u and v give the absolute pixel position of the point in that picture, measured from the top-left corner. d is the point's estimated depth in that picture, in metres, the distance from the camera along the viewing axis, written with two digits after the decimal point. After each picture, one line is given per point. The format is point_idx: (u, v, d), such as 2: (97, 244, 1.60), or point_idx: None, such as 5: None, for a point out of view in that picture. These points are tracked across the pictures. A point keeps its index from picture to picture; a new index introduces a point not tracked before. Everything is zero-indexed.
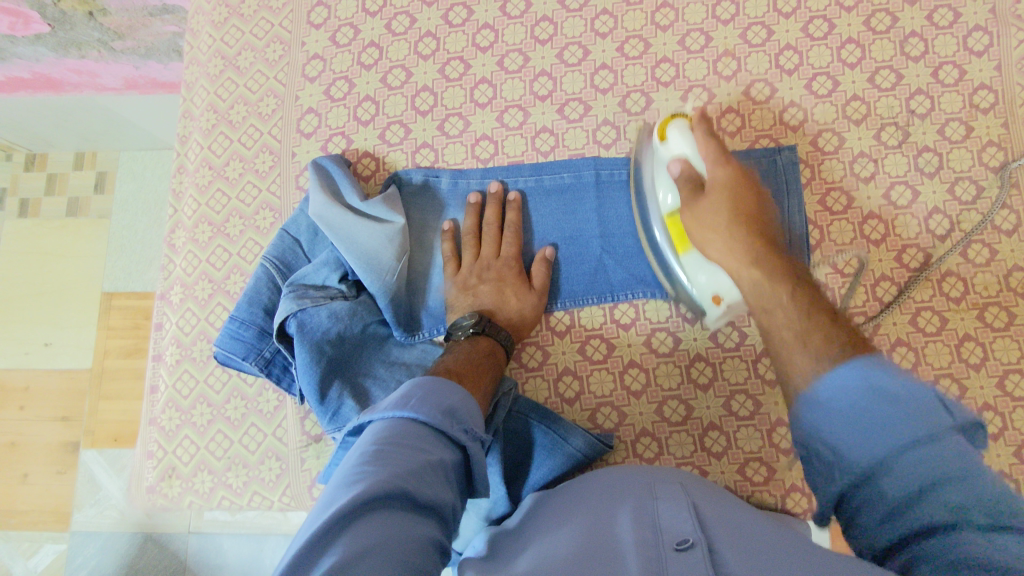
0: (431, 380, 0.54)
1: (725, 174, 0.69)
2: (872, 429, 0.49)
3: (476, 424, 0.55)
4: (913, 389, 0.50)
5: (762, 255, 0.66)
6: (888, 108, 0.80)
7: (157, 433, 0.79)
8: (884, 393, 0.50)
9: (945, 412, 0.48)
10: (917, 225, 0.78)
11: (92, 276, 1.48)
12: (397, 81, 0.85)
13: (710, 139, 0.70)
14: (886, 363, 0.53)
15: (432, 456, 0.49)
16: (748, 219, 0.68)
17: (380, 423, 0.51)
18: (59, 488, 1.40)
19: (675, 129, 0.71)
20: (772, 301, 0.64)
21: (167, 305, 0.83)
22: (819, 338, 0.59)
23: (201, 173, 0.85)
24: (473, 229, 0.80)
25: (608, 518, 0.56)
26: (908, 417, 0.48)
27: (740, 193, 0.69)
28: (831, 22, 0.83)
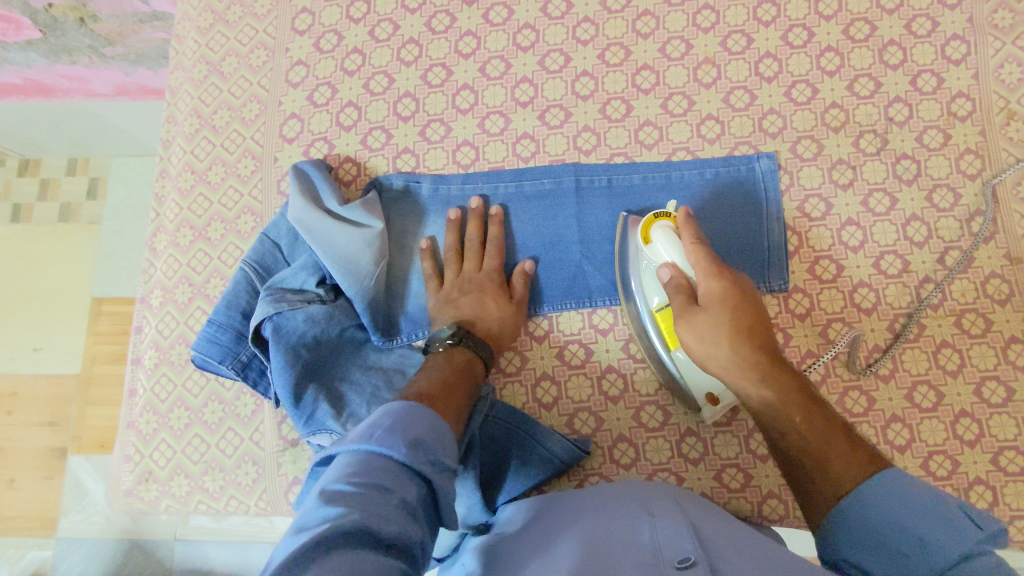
0: (401, 407, 0.49)
1: (720, 286, 0.63)
2: (908, 554, 0.49)
3: (447, 452, 0.50)
4: (936, 502, 0.50)
5: (770, 373, 0.60)
6: (866, 116, 0.81)
7: (135, 437, 0.79)
8: (909, 510, 0.50)
9: (973, 525, 0.48)
10: (894, 232, 0.78)
11: (82, 282, 1.48)
12: (379, 87, 0.85)
13: (698, 245, 0.66)
14: (906, 476, 0.53)
15: (393, 496, 0.44)
16: (749, 330, 0.61)
17: (345, 457, 0.46)
18: (46, 495, 1.40)
19: (660, 233, 0.69)
20: (787, 423, 0.59)
21: (148, 309, 0.83)
22: (838, 461, 0.56)
23: (183, 177, 0.86)
24: (454, 245, 0.79)
25: (605, 542, 0.54)
26: (937, 532, 0.48)
27: (740, 302, 0.62)
28: (811, 30, 0.83)
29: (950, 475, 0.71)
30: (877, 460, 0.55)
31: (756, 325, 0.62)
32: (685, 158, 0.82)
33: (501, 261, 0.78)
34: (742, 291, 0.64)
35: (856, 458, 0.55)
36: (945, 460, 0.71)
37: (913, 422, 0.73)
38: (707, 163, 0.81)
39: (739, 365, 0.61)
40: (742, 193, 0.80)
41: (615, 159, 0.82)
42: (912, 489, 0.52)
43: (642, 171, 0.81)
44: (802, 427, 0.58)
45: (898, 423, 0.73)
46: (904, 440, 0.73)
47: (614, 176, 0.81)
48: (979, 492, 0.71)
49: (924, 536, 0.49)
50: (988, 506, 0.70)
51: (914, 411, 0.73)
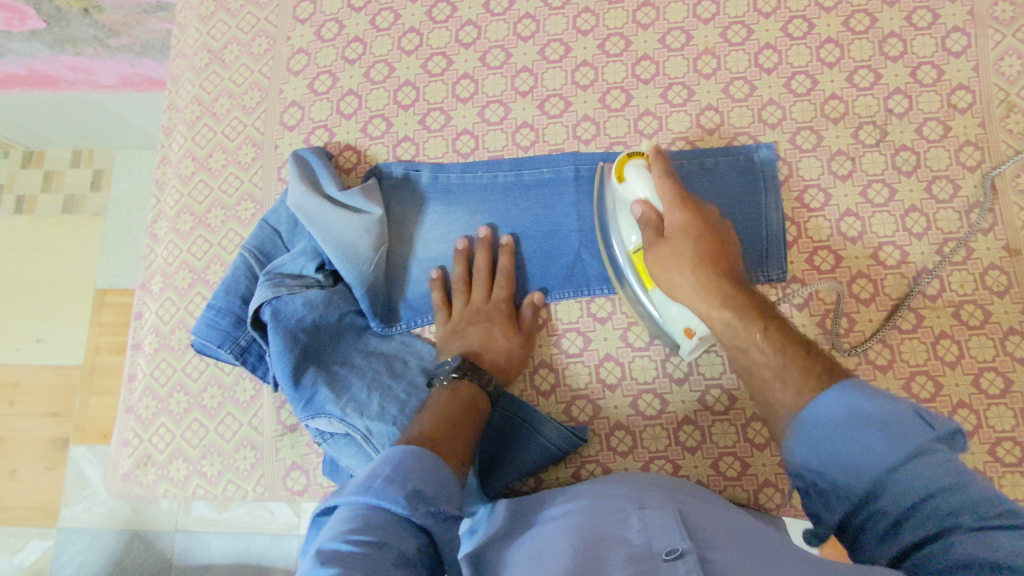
0: (397, 455, 0.51)
1: (684, 216, 0.67)
2: (861, 457, 0.49)
3: (448, 499, 0.51)
4: (891, 408, 0.50)
5: (729, 294, 0.63)
6: (866, 108, 0.81)
7: (134, 422, 0.79)
8: (863, 417, 0.50)
9: (923, 424, 0.49)
10: (893, 223, 0.78)
11: (85, 273, 1.49)
12: (379, 76, 0.86)
13: (667, 178, 0.69)
14: (864, 383, 0.52)
15: (392, 550, 0.45)
16: (709, 258, 0.65)
17: (346, 512, 0.47)
18: (47, 485, 1.40)
19: (633, 170, 0.71)
20: (747, 340, 0.61)
21: (148, 295, 0.84)
22: (797, 371, 0.57)
23: (184, 164, 0.86)
24: (463, 275, 0.79)
25: (597, 534, 0.55)
26: (894, 438, 0.48)
27: (703, 233, 0.66)
28: (811, 22, 0.83)
29: None
30: (834, 368, 0.56)
31: (718, 252, 0.65)
32: (684, 148, 0.82)
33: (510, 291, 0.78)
34: (708, 222, 0.67)
35: (813, 368, 0.56)
36: None
37: None
38: (706, 152, 0.81)
39: (703, 288, 0.64)
40: (741, 183, 0.80)
41: (614, 148, 0.82)
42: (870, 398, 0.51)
43: None
44: (762, 343, 0.60)
45: None
46: None
47: None
48: None
49: (880, 443, 0.49)
50: None
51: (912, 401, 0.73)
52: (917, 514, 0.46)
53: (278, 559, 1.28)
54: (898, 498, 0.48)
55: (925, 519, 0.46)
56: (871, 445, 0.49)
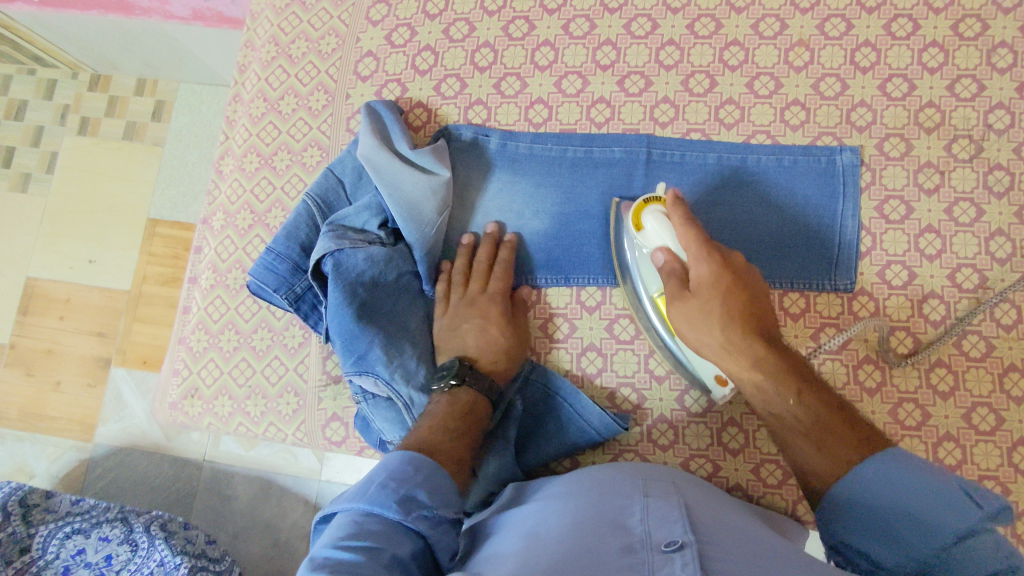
0: (392, 463, 0.53)
1: (710, 268, 0.64)
2: (916, 536, 0.53)
3: (445, 506, 0.52)
4: (934, 479, 0.54)
5: (760, 356, 0.62)
6: (964, 119, 0.76)
7: (185, 353, 0.80)
8: (921, 493, 0.54)
9: (971, 502, 0.53)
10: (976, 245, 0.74)
11: (141, 201, 1.51)
12: (458, 34, 0.84)
13: (689, 225, 0.66)
14: (903, 455, 0.57)
15: (385, 552, 0.47)
16: (738, 313, 0.63)
17: (342, 517, 0.50)
18: (87, 401, 1.45)
19: (651, 217, 0.68)
20: (780, 405, 0.61)
21: (209, 230, 0.85)
22: (836, 442, 0.58)
23: (255, 104, 0.86)
24: (463, 270, 0.77)
25: (595, 516, 0.53)
26: (947, 520, 0.52)
27: (730, 286, 0.63)
28: (917, 22, 0.78)
29: None
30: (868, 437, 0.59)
31: (749, 307, 0.63)
32: (764, 142, 0.79)
33: (508, 284, 0.76)
34: (734, 273, 0.64)
35: (847, 440, 0.58)
36: (996, 486, 0.69)
37: (967, 444, 0.70)
38: (786, 149, 0.78)
39: (732, 345, 0.63)
40: (819, 185, 0.77)
41: (691, 135, 0.79)
42: (914, 473, 0.55)
43: (717, 150, 0.78)
44: (796, 409, 0.60)
45: (951, 442, 0.70)
46: (954, 461, 0.70)
47: (688, 152, 0.79)
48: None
49: (934, 521, 0.53)
50: None
51: (970, 432, 0.70)
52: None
53: (297, 502, 1.30)
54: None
55: None
56: (923, 525, 0.53)
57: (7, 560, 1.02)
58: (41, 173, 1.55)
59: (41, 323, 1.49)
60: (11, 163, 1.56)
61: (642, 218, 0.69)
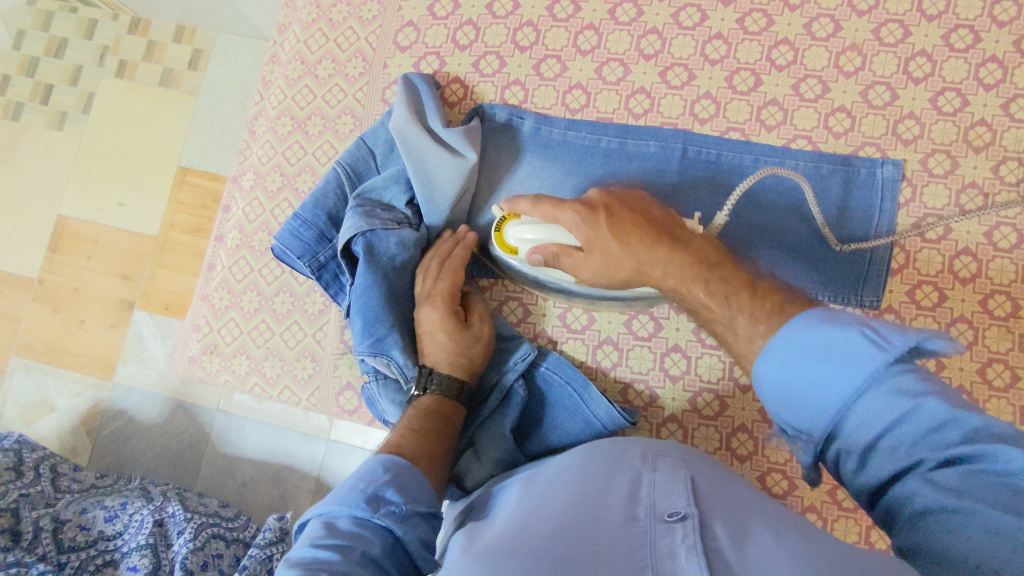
0: (358, 471, 0.54)
1: (574, 215, 0.65)
2: (817, 395, 0.47)
3: (416, 500, 0.53)
4: (842, 337, 0.46)
5: (675, 262, 0.60)
6: (1015, 141, 0.74)
7: (207, 309, 0.82)
8: (828, 350, 0.46)
9: (878, 349, 0.45)
10: (1013, 272, 0.71)
11: (173, 148, 1.52)
12: (502, 11, 0.82)
13: (539, 201, 0.68)
14: (819, 313, 0.49)
15: (355, 551, 0.47)
16: (632, 232, 0.63)
17: (314, 522, 0.50)
18: (109, 340, 1.47)
19: (512, 231, 0.70)
20: (693, 300, 0.59)
21: (238, 190, 0.85)
22: (745, 319, 0.54)
23: (292, 66, 0.85)
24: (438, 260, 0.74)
25: (601, 487, 0.52)
26: (846, 370, 0.45)
27: (614, 227, 0.64)
28: (978, 35, 0.75)
29: None
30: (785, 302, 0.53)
31: (633, 228, 0.63)
32: (804, 148, 0.77)
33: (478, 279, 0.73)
34: (599, 213, 0.65)
35: (759, 309, 0.53)
36: None
37: None
38: (826, 157, 0.76)
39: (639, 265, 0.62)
40: (856, 196, 0.75)
41: (730, 134, 0.78)
42: (826, 334, 0.47)
43: (755, 153, 0.77)
44: (705, 299, 0.58)
45: None
46: None
47: (725, 151, 0.77)
48: None
49: (841, 376, 0.46)
50: None
51: None
52: (894, 443, 0.44)
53: (304, 460, 1.32)
54: (871, 432, 0.45)
55: (870, 428, 0.45)
56: (822, 381, 0.46)
57: (34, 505, 1.05)
58: (77, 113, 1.56)
59: (70, 262, 1.51)
60: (49, 101, 1.57)
61: (507, 240, 0.71)
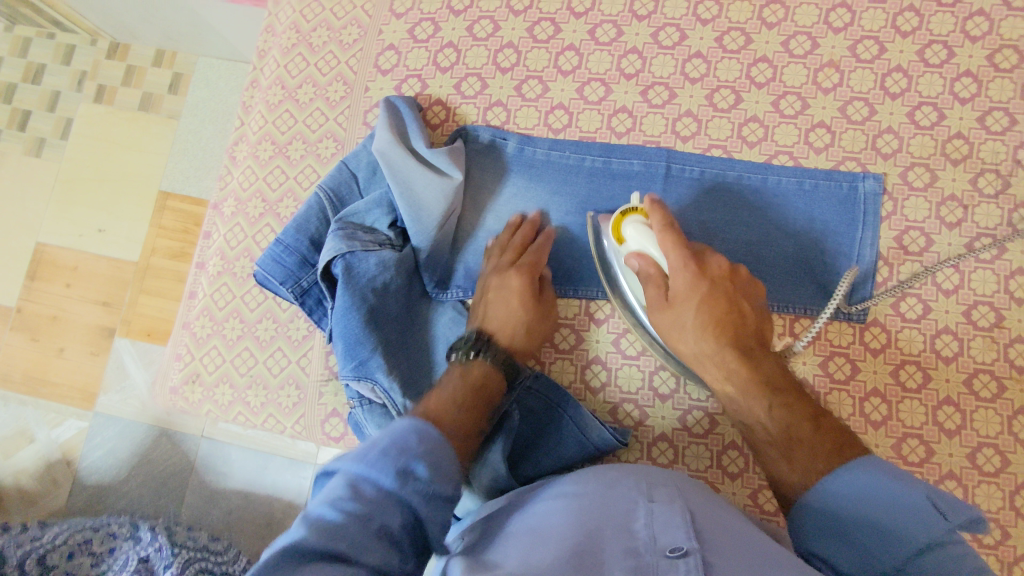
0: (401, 428, 0.49)
1: (685, 279, 0.66)
2: (879, 545, 0.52)
3: (448, 479, 0.49)
4: (902, 492, 0.53)
5: (739, 370, 0.64)
6: (992, 153, 0.75)
7: (188, 338, 0.80)
8: (888, 499, 0.53)
9: (934, 510, 0.51)
10: (995, 282, 0.72)
11: (154, 173, 1.50)
12: (482, 33, 0.82)
13: (668, 232, 0.68)
14: (879, 462, 0.56)
15: (374, 523, 0.45)
16: (716, 319, 0.65)
17: (339, 477, 0.47)
18: (90, 369, 1.45)
19: (632, 228, 0.69)
20: (750, 407, 0.63)
21: (219, 216, 0.84)
22: (805, 450, 0.59)
23: (273, 91, 0.85)
24: (505, 241, 0.76)
25: (596, 516, 0.52)
26: (905, 526, 0.51)
27: (709, 297, 0.65)
28: (952, 50, 0.77)
29: (996, 546, 0.67)
30: (842, 446, 0.58)
31: (724, 307, 0.65)
32: (786, 163, 0.77)
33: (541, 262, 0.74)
34: (707, 280, 0.66)
35: (820, 445, 0.58)
36: (995, 529, 0.67)
37: (970, 484, 0.68)
38: (808, 172, 0.76)
39: (708, 356, 0.65)
40: (838, 210, 0.75)
41: (712, 151, 0.78)
42: (885, 481, 0.54)
43: (738, 169, 0.77)
44: (766, 421, 0.62)
45: (953, 480, 0.69)
46: None
47: (707, 169, 0.77)
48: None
49: (902, 530, 0.52)
50: None
51: (974, 472, 0.68)
52: None
53: (291, 486, 1.30)
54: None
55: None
56: (882, 530, 0.52)
57: (18, 544, 1.02)
58: (55, 139, 1.54)
59: (49, 289, 1.49)
60: (26, 127, 1.55)
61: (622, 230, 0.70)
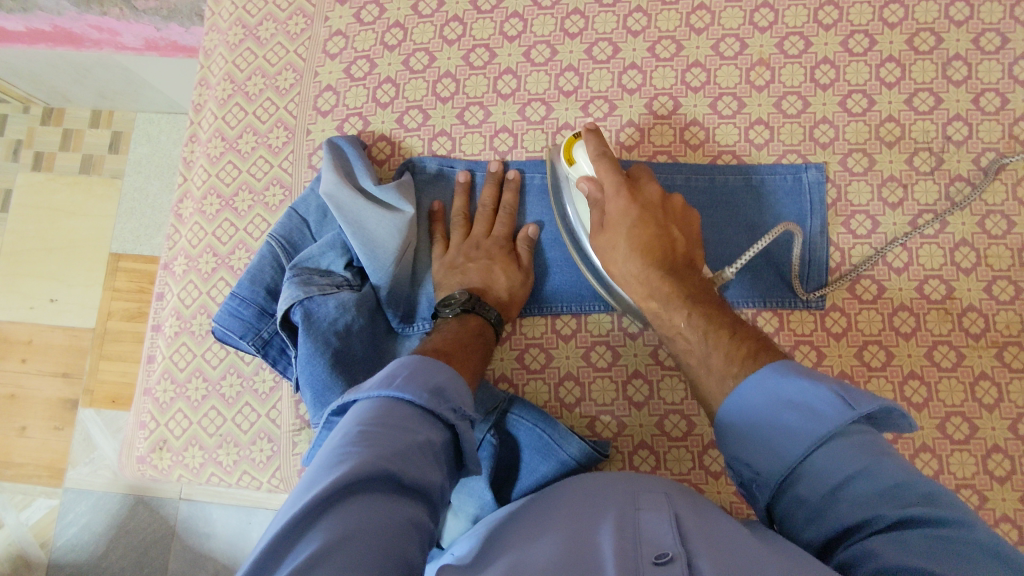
0: (416, 359, 0.51)
1: (620, 203, 0.69)
2: (786, 442, 0.50)
3: (467, 403, 0.52)
4: (812, 389, 0.51)
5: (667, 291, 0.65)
6: (924, 132, 0.77)
7: (151, 404, 0.78)
8: (794, 404, 0.51)
9: (841, 404, 0.49)
10: (942, 256, 0.74)
11: (102, 236, 1.47)
12: (419, 65, 0.83)
13: (609, 157, 0.70)
14: (790, 364, 0.54)
15: (420, 436, 0.46)
16: (645, 242, 0.67)
17: (366, 404, 0.48)
18: (54, 445, 1.39)
19: (581, 152, 0.71)
20: (672, 327, 0.65)
21: (170, 276, 0.82)
22: (720, 357, 0.59)
23: (213, 143, 0.84)
24: (464, 210, 0.80)
25: (588, 530, 0.51)
26: (810, 423, 0.49)
27: (640, 219, 0.68)
28: (873, 38, 0.79)
29: (975, 511, 0.69)
30: (758, 351, 0.58)
31: (653, 227, 0.68)
32: (730, 163, 0.79)
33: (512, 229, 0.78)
34: (643, 205, 0.69)
35: (735, 351, 0.58)
36: (972, 494, 0.69)
37: (943, 454, 0.70)
38: (752, 169, 0.78)
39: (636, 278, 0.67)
40: (786, 203, 0.77)
41: (657, 158, 0.79)
42: (793, 383, 0.52)
43: (685, 173, 0.78)
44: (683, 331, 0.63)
45: (928, 453, 0.70)
46: (931, 471, 0.70)
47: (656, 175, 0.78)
48: (1004, 530, 0.68)
49: (805, 431, 0.49)
50: (1012, 545, 0.68)
51: (945, 442, 0.70)
52: (845, 497, 0.46)
53: None
54: (823, 484, 0.48)
55: (822, 479, 0.48)
56: (790, 427, 0.50)
57: None
58: None
59: (3, 367, 1.43)
60: None
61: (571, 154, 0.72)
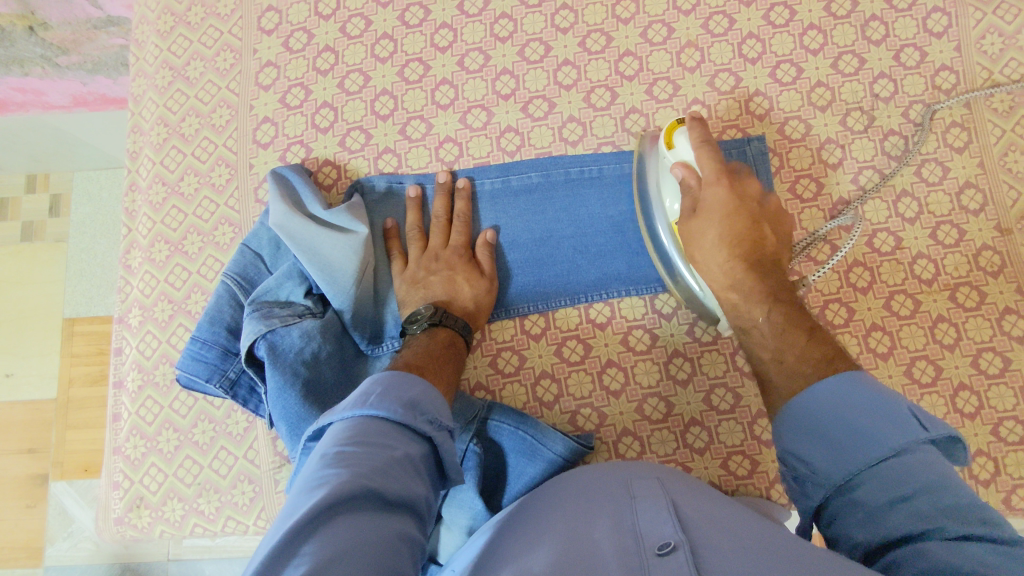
0: (389, 375, 0.50)
1: (718, 191, 0.67)
2: (858, 447, 0.50)
3: (445, 414, 0.51)
4: (888, 402, 0.52)
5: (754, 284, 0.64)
6: (853, 93, 0.80)
7: (123, 462, 0.75)
8: (870, 413, 0.51)
9: (916, 425, 0.49)
10: (886, 209, 0.77)
11: (52, 302, 1.42)
12: (354, 86, 0.83)
13: (711, 146, 0.68)
14: (862, 376, 0.55)
15: (398, 451, 0.46)
16: (735, 233, 0.66)
17: (341, 425, 0.47)
18: (29, 524, 1.34)
19: (682, 137, 0.70)
20: (749, 320, 0.64)
21: (126, 329, 0.80)
22: (794, 356, 0.60)
23: (154, 190, 0.82)
24: (418, 224, 0.79)
25: (583, 530, 0.50)
26: (884, 432, 0.49)
27: (736, 212, 0.67)
28: (792, 9, 0.82)
29: None
30: (834, 356, 0.58)
31: (743, 219, 0.67)
32: None
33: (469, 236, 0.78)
34: (739, 197, 0.68)
35: (812, 356, 0.59)
36: None
37: (914, 399, 0.72)
38: None
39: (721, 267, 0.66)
40: None
41: (603, 149, 0.80)
42: (869, 392, 0.53)
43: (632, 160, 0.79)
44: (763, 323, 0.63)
45: None
46: None
47: (604, 166, 0.79)
48: (980, 464, 0.70)
49: (878, 436, 0.50)
50: (990, 477, 0.70)
51: (914, 387, 0.72)
52: (905, 507, 0.45)
53: None
54: (882, 490, 0.47)
55: (885, 486, 0.47)
56: (864, 433, 0.50)
57: None
58: None
59: None
60: None
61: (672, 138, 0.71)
